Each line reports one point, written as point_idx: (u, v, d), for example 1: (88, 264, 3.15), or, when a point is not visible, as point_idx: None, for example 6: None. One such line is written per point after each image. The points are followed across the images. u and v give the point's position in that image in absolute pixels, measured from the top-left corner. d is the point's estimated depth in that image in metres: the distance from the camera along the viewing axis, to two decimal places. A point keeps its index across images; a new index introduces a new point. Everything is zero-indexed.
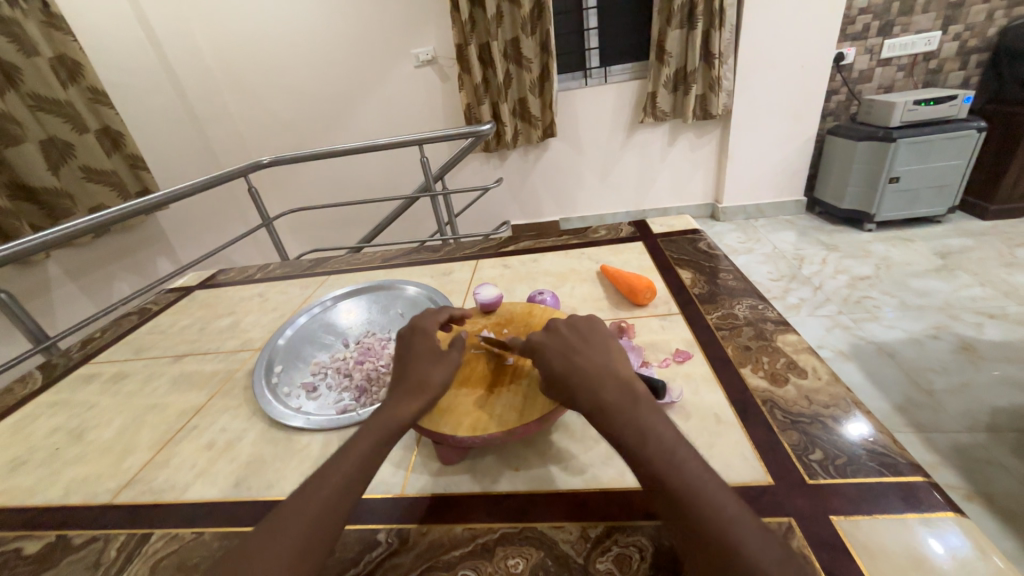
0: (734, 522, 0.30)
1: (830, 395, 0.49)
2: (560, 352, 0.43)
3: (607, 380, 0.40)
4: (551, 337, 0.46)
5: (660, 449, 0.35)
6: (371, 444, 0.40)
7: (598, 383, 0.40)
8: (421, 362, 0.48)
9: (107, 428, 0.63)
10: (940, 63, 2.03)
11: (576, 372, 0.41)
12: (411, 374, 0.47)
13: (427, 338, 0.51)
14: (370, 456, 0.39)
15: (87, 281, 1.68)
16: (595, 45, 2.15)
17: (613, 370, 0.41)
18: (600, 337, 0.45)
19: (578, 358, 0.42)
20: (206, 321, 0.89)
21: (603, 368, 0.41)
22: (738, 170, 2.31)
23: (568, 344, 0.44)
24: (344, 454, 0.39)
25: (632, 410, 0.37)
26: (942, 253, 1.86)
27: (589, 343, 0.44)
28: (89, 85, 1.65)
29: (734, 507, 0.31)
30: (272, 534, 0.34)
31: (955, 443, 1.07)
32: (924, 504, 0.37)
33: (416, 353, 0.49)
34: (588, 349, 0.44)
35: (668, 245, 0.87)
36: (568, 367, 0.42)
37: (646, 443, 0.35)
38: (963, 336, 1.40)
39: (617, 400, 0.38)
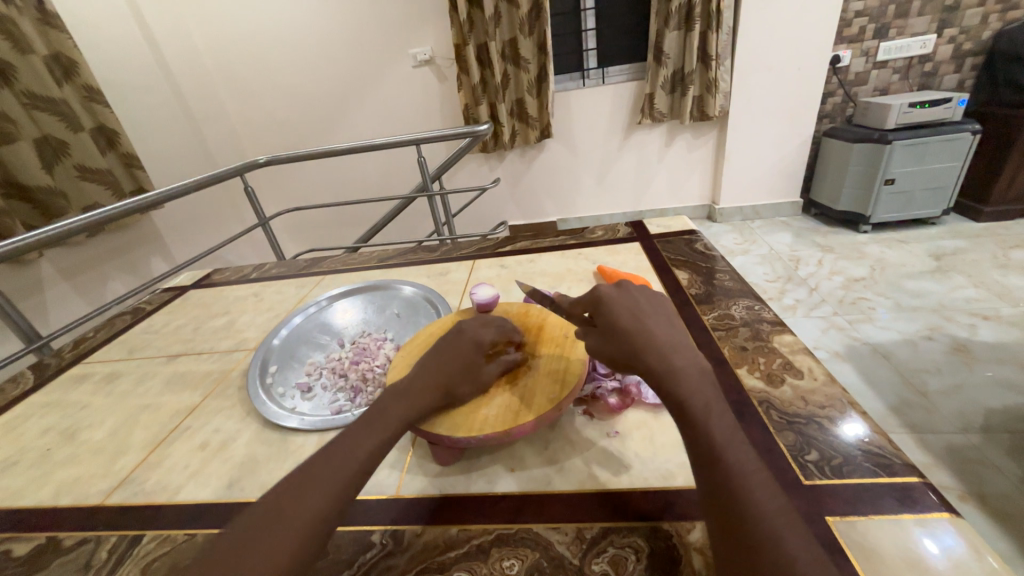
0: (782, 508, 0.30)
1: (826, 396, 0.49)
2: (633, 315, 0.42)
3: (679, 350, 0.39)
4: (622, 298, 0.44)
5: (723, 424, 0.35)
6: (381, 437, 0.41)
7: (672, 352, 0.39)
8: (454, 366, 0.47)
9: (100, 428, 0.63)
10: (935, 66, 2.04)
11: (649, 335, 0.40)
12: (442, 374, 0.46)
13: (473, 343, 0.49)
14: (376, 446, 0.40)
15: (81, 280, 1.66)
16: (593, 46, 2.15)
17: (683, 343, 0.40)
18: (667, 310, 0.44)
19: (650, 324, 0.41)
20: (200, 320, 0.89)
21: (674, 340, 0.40)
22: (734, 171, 2.32)
23: (639, 308, 0.43)
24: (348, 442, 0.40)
25: (702, 384, 0.37)
26: (937, 254, 1.87)
27: (658, 313, 0.43)
28: (84, 83, 1.65)
29: (781, 495, 0.31)
30: (274, 515, 0.34)
31: (949, 443, 1.08)
32: (920, 505, 0.37)
33: (449, 353, 0.48)
34: (658, 318, 0.42)
35: (665, 245, 0.88)
36: (640, 329, 0.41)
37: (710, 416, 0.35)
38: (957, 337, 1.41)
39: (689, 369, 0.38)
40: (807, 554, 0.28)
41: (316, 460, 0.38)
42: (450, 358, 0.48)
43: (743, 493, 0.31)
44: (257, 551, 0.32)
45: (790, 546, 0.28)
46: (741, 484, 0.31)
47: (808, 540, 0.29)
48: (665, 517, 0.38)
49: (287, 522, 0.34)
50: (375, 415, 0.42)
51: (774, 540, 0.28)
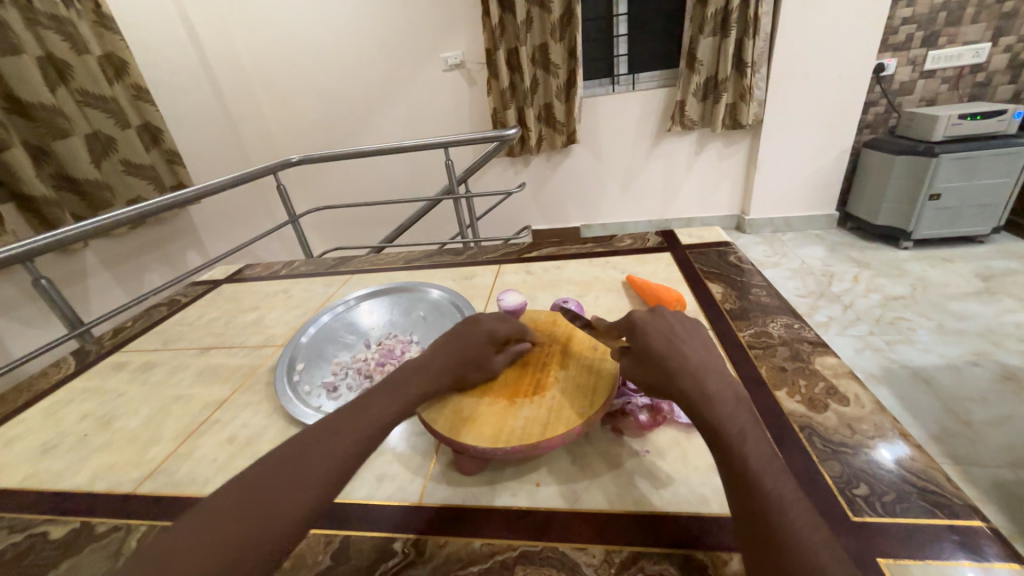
0: (826, 543, 0.28)
1: (875, 425, 0.46)
2: (665, 335, 0.41)
3: (712, 374, 0.38)
4: (655, 318, 0.43)
5: (759, 452, 0.33)
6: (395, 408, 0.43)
7: (704, 375, 0.37)
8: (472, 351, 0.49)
9: (134, 416, 0.65)
10: (989, 76, 1.93)
11: (682, 357, 0.39)
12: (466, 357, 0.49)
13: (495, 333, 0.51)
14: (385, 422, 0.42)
15: (121, 270, 1.74)
16: (623, 52, 2.13)
17: (717, 365, 0.39)
18: (702, 333, 0.43)
19: (684, 345, 0.40)
20: (232, 314, 0.91)
21: (709, 363, 0.39)
22: (766, 182, 2.25)
23: (673, 330, 0.42)
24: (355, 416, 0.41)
25: (735, 408, 0.36)
26: (984, 275, 1.77)
27: (692, 334, 0.42)
28: (132, 82, 1.72)
29: (826, 529, 0.29)
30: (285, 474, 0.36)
31: (994, 477, 1.01)
32: (983, 552, 0.34)
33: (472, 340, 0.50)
34: (693, 340, 0.41)
35: (696, 256, 0.85)
36: (674, 349, 0.39)
37: (746, 442, 0.33)
38: (1005, 364, 1.33)
39: (722, 393, 0.36)
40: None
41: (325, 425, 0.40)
42: (466, 343, 0.49)
43: (782, 524, 0.29)
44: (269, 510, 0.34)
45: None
46: (781, 516, 0.29)
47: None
48: (700, 546, 0.36)
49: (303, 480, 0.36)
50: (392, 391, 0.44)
51: (820, 574, 0.26)
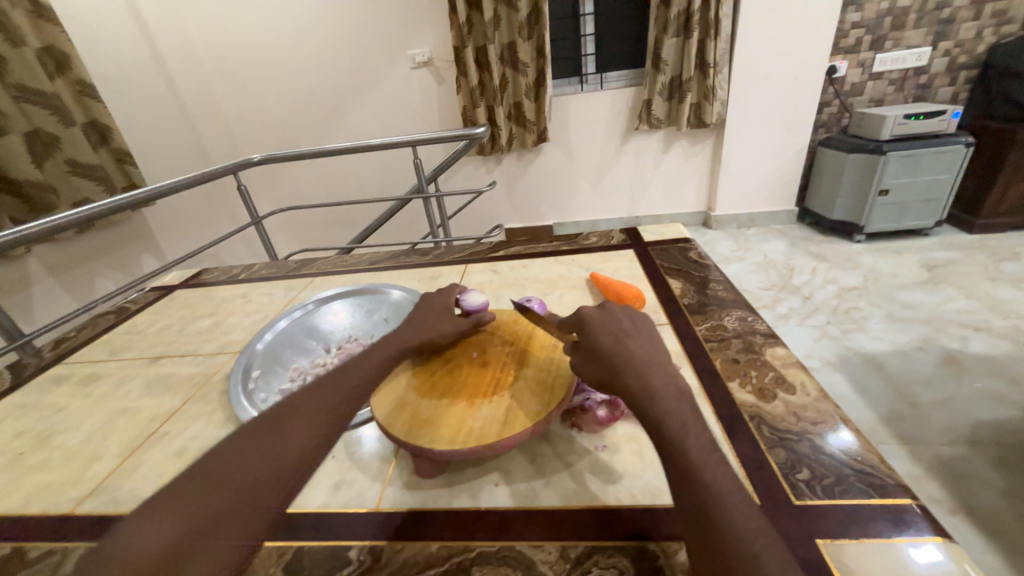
0: (761, 529, 0.29)
1: (818, 411, 0.48)
2: (612, 333, 0.42)
3: (657, 369, 0.39)
4: (606, 315, 0.44)
5: (700, 444, 0.34)
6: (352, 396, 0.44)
7: (647, 370, 0.38)
8: (433, 317, 0.55)
9: (75, 432, 0.61)
10: (931, 78, 2.05)
11: (628, 354, 0.40)
12: (422, 322, 0.54)
13: (447, 298, 0.58)
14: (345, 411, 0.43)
15: (68, 277, 1.64)
16: (591, 52, 2.15)
17: (662, 359, 0.40)
18: (651, 327, 0.44)
19: (631, 341, 0.41)
20: (186, 321, 0.87)
21: (654, 358, 0.40)
22: (730, 179, 2.33)
23: (622, 328, 0.43)
24: (311, 411, 0.42)
25: (678, 401, 0.36)
26: (929, 266, 1.88)
27: (640, 330, 0.43)
28: (77, 77, 1.62)
29: (762, 517, 0.30)
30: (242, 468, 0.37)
31: (938, 456, 1.08)
32: (912, 528, 0.36)
33: (432, 308, 0.56)
34: (641, 336, 0.42)
35: (658, 253, 0.87)
36: (619, 346, 0.41)
37: (688, 435, 0.34)
38: (948, 349, 1.41)
39: (665, 387, 0.37)
40: None
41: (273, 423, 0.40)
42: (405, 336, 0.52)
43: (718, 512, 0.30)
44: (225, 501, 0.35)
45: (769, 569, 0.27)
46: (719, 505, 0.30)
47: (788, 561, 0.27)
48: (652, 537, 0.37)
49: (258, 473, 0.37)
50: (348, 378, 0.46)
51: (753, 561, 0.27)
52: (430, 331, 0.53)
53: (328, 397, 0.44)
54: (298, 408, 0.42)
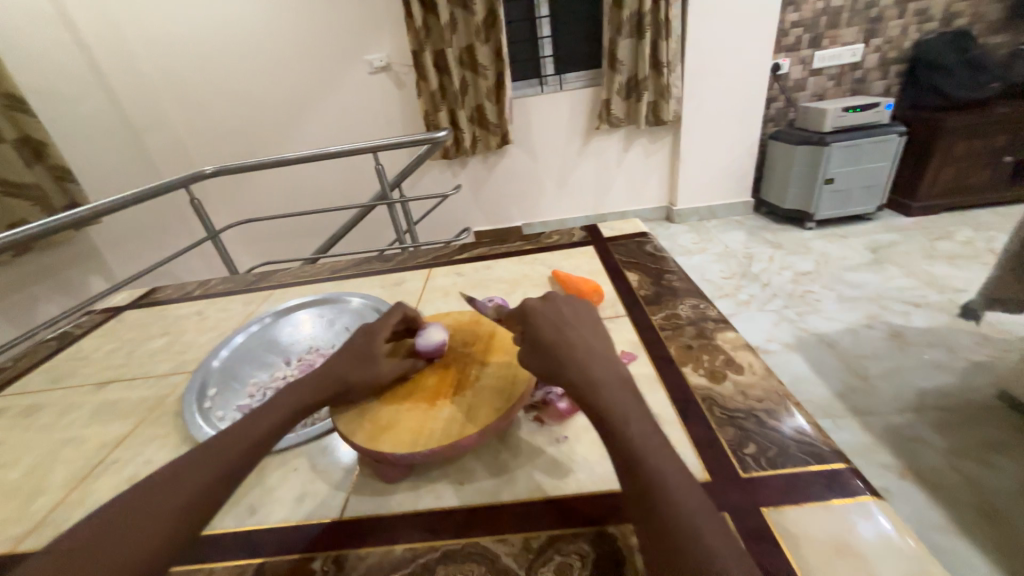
0: (698, 503, 0.31)
1: (764, 389, 0.51)
2: (556, 328, 0.43)
3: (600, 361, 0.40)
4: (550, 311, 0.46)
5: (642, 429, 0.35)
6: (279, 417, 0.44)
7: (588, 361, 0.40)
8: (346, 362, 0.48)
9: (15, 467, 0.57)
10: (865, 73, 2.20)
11: (572, 348, 0.41)
12: (331, 373, 0.47)
13: (368, 339, 0.51)
14: (270, 429, 0.43)
15: (5, 304, 1.53)
16: (550, 53, 2.19)
17: (604, 352, 0.42)
18: (595, 321, 0.46)
19: (575, 336, 0.43)
20: (137, 343, 0.83)
21: (594, 350, 0.41)
22: (689, 174, 2.41)
23: (567, 323, 0.44)
24: (234, 435, 0.41)
25: (619, 390, 0.38)
26: (873, 248, 2.00)
27: (583, 324, 0.44)
28: (4, 91, 1.52)
29: (700, 492, 0.32)
30: (158, 496, 0.36)
31: (888, 424, 1.15)
32: (846, 490, 0.39)
33: (348, 351, 0.50)
34: (584, 330, 0.44)
35: (618, 248, 0.89)
36: (562, 341, 0.42)
37: (630, 422, 0.36)
38: (893, 324, 1.51)
39: (607, 378, 0.39)
40: (722, 546, 0.29)
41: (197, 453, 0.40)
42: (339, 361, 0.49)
43: (660, 492, 0.32)
44: (131, 533, 0.33)
45: (708, 541, 0.29)
46: (661, 485, 0.32)
47: (723, 532, 0.30)
48: (611, 520, 0.39)
49: (173, 496, 0.36)
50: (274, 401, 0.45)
51: (694, 535, 0.29)
52: (337, 378, 0.47)
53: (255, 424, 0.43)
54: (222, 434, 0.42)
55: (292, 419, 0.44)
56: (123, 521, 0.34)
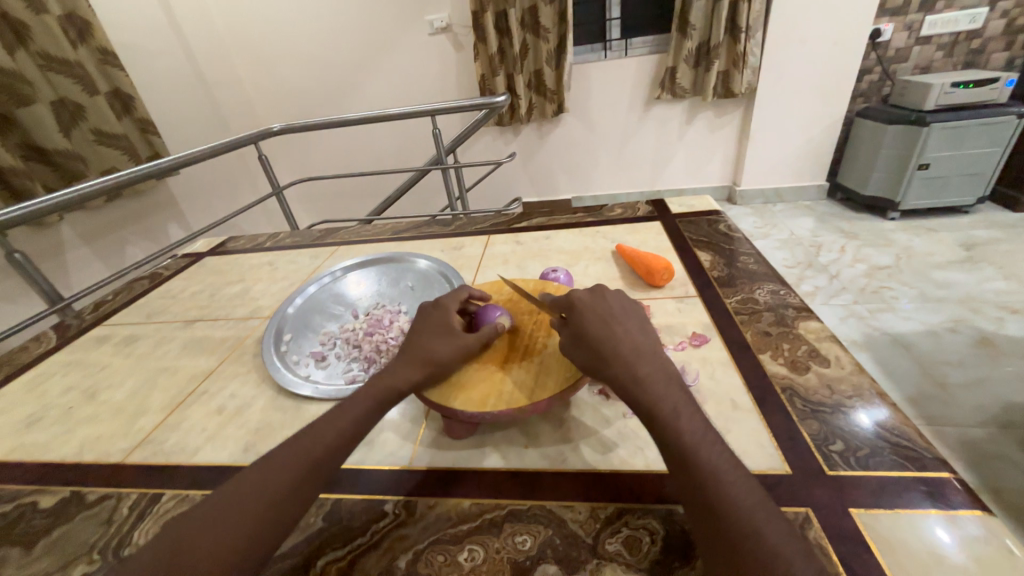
0: (760, 504, 0.30)
1: (853, 385, 0.47)
2: (599, 318, 0.41)
3: (644, 355, 0.39)
4: (593, 299, 0.44)
5: (694, 427, 0.34)
6: (351, 423, 0.40)
7: (635, 356, 0.38)
8: (430, 337, 0.47)
9: (119, 389, 0.64)
10: (984, 42, 1.91)
11: (616, 340, 0.39)
12: (420, 349, 0.46)
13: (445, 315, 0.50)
14: (346, 435, 0.39)
15: (100, 245, 1.69)
16: (617, 15, 2.05)
17: (650, 346, 0.40)
18: (640, 314, 0.44)
19: (620, 327, 0.41)
20: (216, 287, 0.89)
21: (641, 344, 0.40)
22: (758, 152, 2.23)
23: (611, 313, 0.42)
24: (302, 444, 0.38)
25: (667, 387, 0.37)
26: (968, 244, 1.79)
27: (627, 316, 0.43)
28: (98, 45, 1.63)
29: (759, 492, 0.31)
30: (239, 502, 0.34)
31: (965, 437, 1.06)
32: (950, 501, 0.35)
33: (426, 326, 0.49)
34: (629, 322, 0.42)
35: (686, 225, 0.84)
36: (605, 334, 0.40)
37: (681, 420, 0.34)
38: (983, 330, 1.37)
39: (653, 373, 0.37)
40: (792, 549, 0.28)
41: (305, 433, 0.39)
42: (429, 332, 0.48)
43: (716, 491, 0.31)
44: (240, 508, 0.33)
45: (771, 542, 0.28)
46: (718, 485, 0.31)
47: (789, 533, 0.28)
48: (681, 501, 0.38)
49: (252, 504, 0.34)
50: (345, 405, 0.41)
51: (757, 535, 0.28)
52: (430, 357, 0.45)
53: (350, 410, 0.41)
54: (268, 457, 0.37)
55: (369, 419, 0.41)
56: (214, 518, 0.33)
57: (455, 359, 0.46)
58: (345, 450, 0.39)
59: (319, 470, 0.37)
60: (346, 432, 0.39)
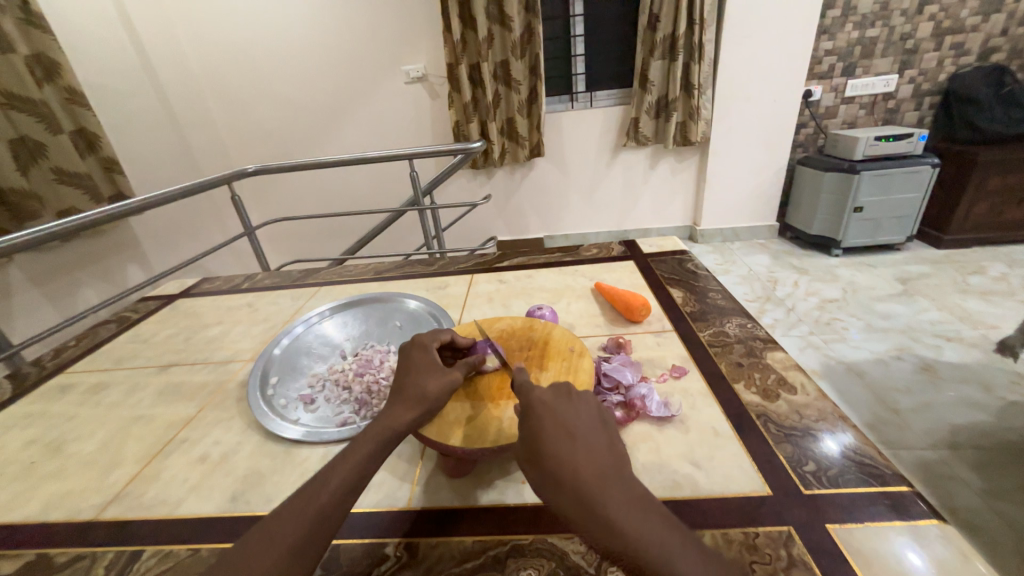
0: None
1: (818, 410, 0.52)
2: (558, 429, 0.38)
3: (613, 475, 0.35)
4: (551, 404, 0.41)
5: (690, 562, 0.30)
6: (358, 467, 0.40)
7: (600, 479, 0.34)
8: (418, 377, 0.49)
9: (88, 440, 0.60)
10: (898, 103, 2.19)
11: (575, 460, 0.36)
12: (411, 389, 0.48)
13: (426, 353, 0.51)
14: (354, 481, 0.39)
15: (52, 287, 1.60)
16: (581, 71, 2.22)
17: (616, 461, 0.36)
18: (605, 417, 0.41)
19: (580, 441, 0.37)
20: (193, 330, 0.87)
21: (604, 458, 0.36)
22: (714, 195, 2.41)
23: (569, 420, 0.39)
24: (314, 490, 0.38)
25: (643, 511, 0.33)
26: (903, 279, 1.98)
27: (588, 423, 0.39)
28: (66, 85, 1.61)
29: None
30: (253, 556, 0.34)
31: (920, 459, 1.13)
32: (911, 513, 0.39)
33: (411, 366, 0.50)
34: (588, 430, 0.38)
35: (658, 264, 0.91)
36: (564, 454, 0.36)
37: (674, 558, 0.30)
38: (924, 357, 1.49)
39: (625, 498, 0.33)
40: None
41: (317, 478, 0.39)
42: (414, 374, 0.49)
43: None
44: (254, 562, 0.33)
45: None
46: None
47: None
48: None
49: (268, 554, 0.34)
50: (353, 448, 0.42)
51: None
52: (420, 397, 0.47)
53: (358, 455, 0.41)
54: (277, 510, 0.37)
55: (373, 463, 0.41)
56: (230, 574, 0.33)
57: (444, 395, 0.47)
58: (351, 497, 0.39)
59: (332, 516, 0.37)
60: (354, 477, 0.39)
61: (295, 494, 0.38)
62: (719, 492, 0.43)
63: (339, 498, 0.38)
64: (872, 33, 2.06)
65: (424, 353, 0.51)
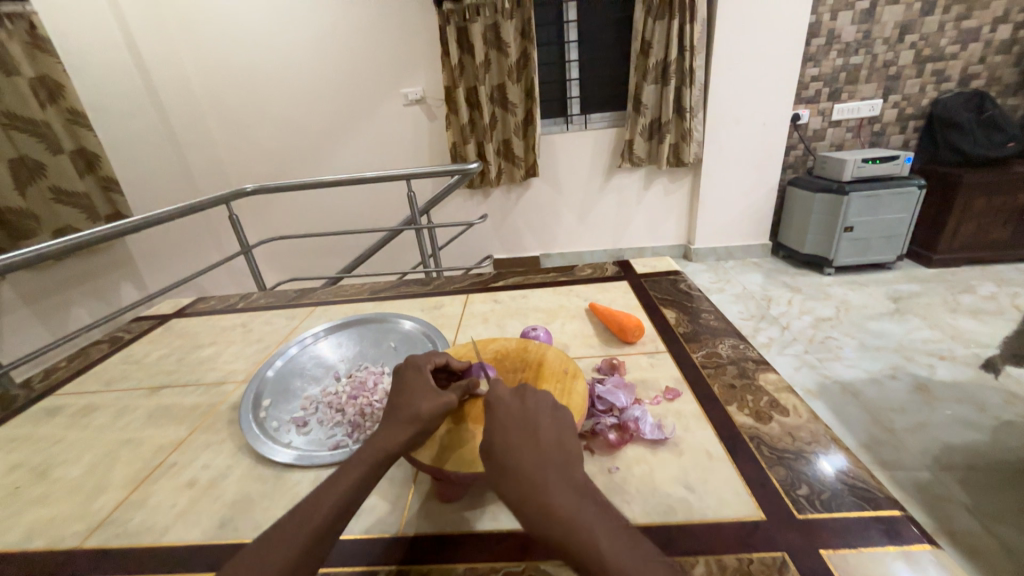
0: None
1: (810, 432, 0.52)
2: (513, 426, 0.40)
3: (559, 469, 0.37)
4: (506, 402, 0.43)
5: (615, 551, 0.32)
6: (349, 489, 0.40)
7: (544, 473, 0.36)
8: (412, 398, 0.48)
9: (75, 464, 0.59)
10: (883, 127, 2.26)
11: (525, 454, 0.38)
12: (404, 410, 0.47)
13: (421, 375, 0.51)
14: (344, 505, 0.39)
15: (44, 306, 1.59)
16: (576, 95, 2.28)
17: (564, 454, 0.39)
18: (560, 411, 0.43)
19: (531, 434, 0.40)
20: (186, 351, 0.86)
21: (552, 453, 0.38)
22: (708, 214, 2.45)
23: (524, 417, 0.41)
24: (306, 513, 0.38)
25: (581, 505, 0.35)
26: (895, 298, 2.00)
27: (542, 419, 0.42)
28: (68, 106, 1.64)
29: None
30: None
31: (917, 480, 1.12)
32: (904, 538, 0.39)
33: (406, 387, 0.50)
34: (541, 426, 0.41)
35: (652, 285, 0.92)
36: (512, 452, 0.38)
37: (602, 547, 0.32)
38: (917, 376, 1.50)
39: (565, 491, 0.35)
40: None
41: (308, 501, 0.39)
42: (407, 395, 0.49)
43: None
44: None
45: None
46: None
47: None
48: (669, 552, 0.40)
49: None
50: (345, 471, 0.42)
51: None
52: (413, 417, 0.46)
53: (348, 476, 0.41)
54: (266, 535, 0.37)
55: (364, 486, 0.41)
56: None
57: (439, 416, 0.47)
58: (342, 521, 0.38)
59: (322, 540, 0.36)
60: (346, 500, 0.39)
61: (285, 517, 0.38)
62: (713, 516, 0.43)
63: (330, 520, 0.38)
64: (856, 60, 2.14)
65: (418, 375, 0.51)
